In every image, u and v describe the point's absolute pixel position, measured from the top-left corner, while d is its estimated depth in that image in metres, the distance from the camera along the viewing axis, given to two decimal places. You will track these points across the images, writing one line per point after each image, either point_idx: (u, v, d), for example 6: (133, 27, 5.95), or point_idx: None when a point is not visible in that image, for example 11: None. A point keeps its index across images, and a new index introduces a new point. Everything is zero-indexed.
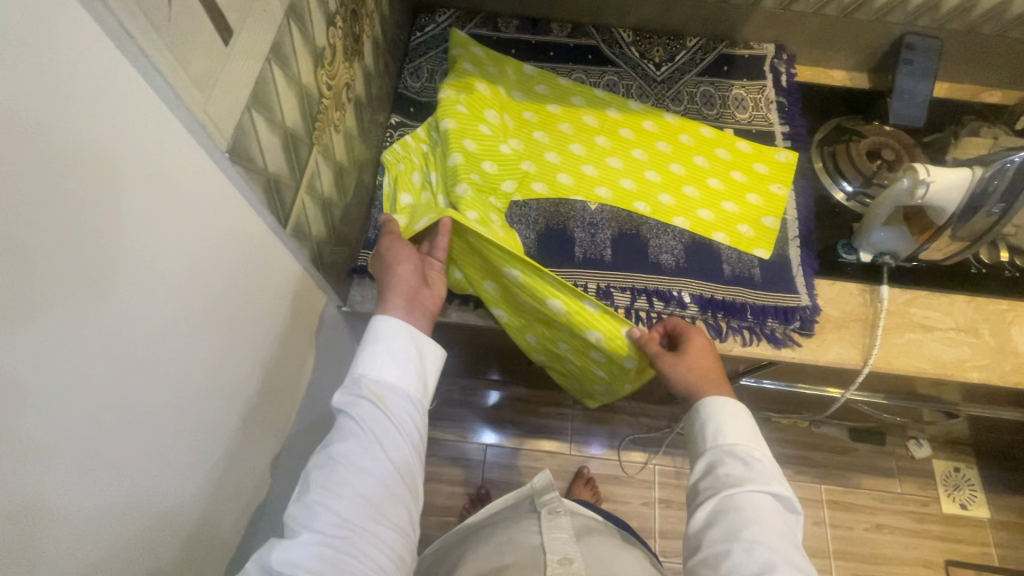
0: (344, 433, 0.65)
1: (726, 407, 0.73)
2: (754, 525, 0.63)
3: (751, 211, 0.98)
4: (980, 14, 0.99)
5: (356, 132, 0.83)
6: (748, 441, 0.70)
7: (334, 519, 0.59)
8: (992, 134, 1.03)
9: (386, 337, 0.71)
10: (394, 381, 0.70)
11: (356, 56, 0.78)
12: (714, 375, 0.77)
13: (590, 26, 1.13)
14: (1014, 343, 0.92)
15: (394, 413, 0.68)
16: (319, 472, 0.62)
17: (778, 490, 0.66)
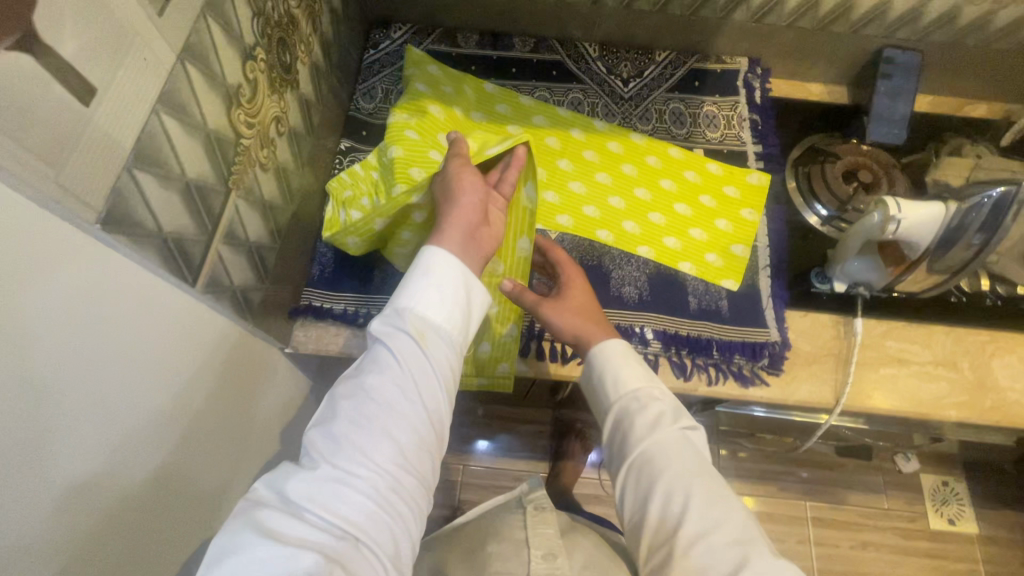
0: (377, 367, 0.62)
1: (614, 348, 0.74)
2: (665, 471, 0.64)
3: (720, 239, 0.93)
4: (962, 26, 0.94)
5: (293, 165, 0.78)
6: (641, 386, 0.72)
7: (356, 459, 0.56)
8: (975, 153, 0.98)
9: (436, 272, 0.66)
10: (435, 322, 0.65)
11: (289, 86, 0.73)
12: (583, 313, 0.78)
13: (554, 40, 1.07)
14: (993, 377, 0.88)
15: (429, 358, 0.63)
16: (347, 403, 0.59)
17: (678, 427, 0.68)
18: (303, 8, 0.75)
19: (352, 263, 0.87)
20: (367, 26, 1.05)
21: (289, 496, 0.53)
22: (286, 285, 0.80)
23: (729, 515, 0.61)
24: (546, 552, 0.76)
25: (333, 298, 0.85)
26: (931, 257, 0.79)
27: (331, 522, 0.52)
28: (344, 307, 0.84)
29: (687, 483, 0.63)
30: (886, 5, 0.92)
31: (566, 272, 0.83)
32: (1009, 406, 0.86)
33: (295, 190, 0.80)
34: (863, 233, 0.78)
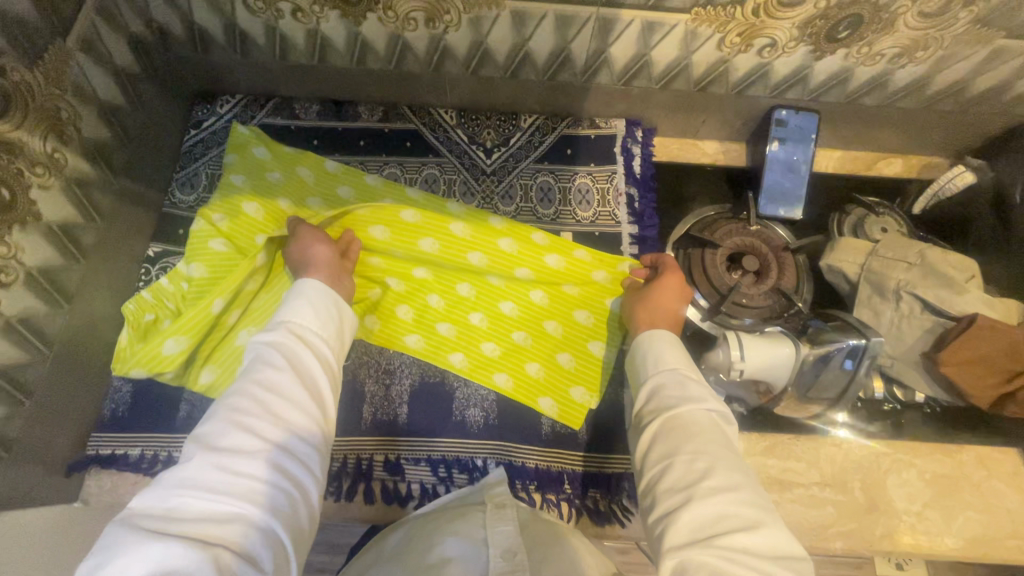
0: (256, 362, 0.57)
1: (651, 335, 0.68)
2: (684, 444, 0.55)
3: (576, 334, 0.82)
4: (859, 84, 0.81)
5: (47, 307, 0.66)
6: (684, 367, 0.64)
7: (243, 435, 0.50)
8: (880, 225, 0.85)
9: (307, 294, 0.66)
10: (313, 321, 0.63)
11: (15, 226, 0.61)
12: (670, 307, 0.74)
13: (406, 106, 0.94)
14: (888, 497, 0.77)
15: (310, 346, 0.61)
16: (215, 407, 0.53)
17: (715, 405, 0.59)
18: (31, 126, 0.62)
19: (151, 399, 0.76)
20: (188, 100, 0.90)
21: (162, 498, 0.45)
22: (57, 439, 0.70)
23: (748, 495, 0.51)
24: (505, 549, 0.54)
25: (126, 443, 0.74)
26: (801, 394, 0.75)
27: (217, 502, 0.45)
28: (140, 452, 0.74)
29: (701, 457, 0.53)
30: (766, 67, 0.79)
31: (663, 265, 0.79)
32: (904, 533, 0.75)
33: (59, 333, 0.69)
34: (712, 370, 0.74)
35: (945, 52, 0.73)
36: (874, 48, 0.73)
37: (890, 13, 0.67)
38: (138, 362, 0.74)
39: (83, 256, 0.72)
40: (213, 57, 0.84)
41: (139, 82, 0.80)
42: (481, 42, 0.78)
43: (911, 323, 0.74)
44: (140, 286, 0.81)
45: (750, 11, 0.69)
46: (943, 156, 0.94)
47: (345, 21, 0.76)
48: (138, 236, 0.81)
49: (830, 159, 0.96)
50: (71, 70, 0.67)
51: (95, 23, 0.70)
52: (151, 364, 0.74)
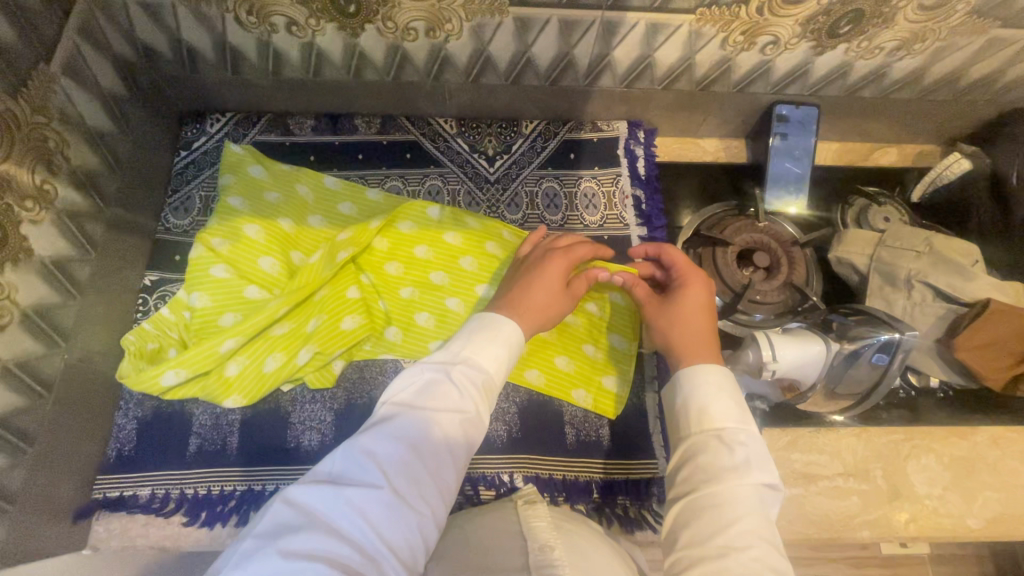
0: (434, 394, 0.53)
1: (705, 373, 0.58)
2: (720, 532, 0.48)
3: (597, 324, 0.81)
4: (858, 77, 0.82)
5: (44, 347, 0.63)
6: (733, 424, 0.54)
7: (407, 480, 0.47)
8: (883, 214, 0.86)
9: (497, 337, 0.58)
10: (498, 371, 0.57)
11: (6, 264, 0.58)
12: (705, 331, 0.63)
13: (404, 117, 0.91)
14: (909, 484, 0.78)
15: (487, 399, 0.55)
16: (388, 421, 0.51)
17: (764, 479, 0.51)
18: (18, 159, 0.59)
19: (159, 435, 0.72)
20: (175, 121, 0.87)
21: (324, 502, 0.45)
22: (61, 484, 0.66)
23: None
24: (542, 544, 0.50)
25: (134, 483, 0.70)
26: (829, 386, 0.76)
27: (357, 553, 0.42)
28: (150, 492, 0.70)
29: (738, 553, 0.47)
30: (768, 64, 0.79)
31: (681, 274, 0.68)
32: (927, 518, 0.76)
33: (57, 374, 0.65)
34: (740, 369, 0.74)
35: (941, 43, 0.75)
36: (874, 42, 0.74)
37: (891, 8, 0.68)
38: (179, 364, 0.69)
39: (78, 290, 0.68)
40: (202, 75, 0.80)
41: (125, 105, 0.77)
42: (483, 49, 0.77)
43: (924, 311, 0.76)
44: (139, 318, 0.77)
45: (754, 9, 0.69)
46: (937, 143, 0.96)
47: (342, 33, 0.74)
48: (134, 266, 0.78)
49: (828, 151, 0.97)
50: (56, 96, 0.64)
51: (78, 45, 0.67)
52: (194, 366, 0.70)
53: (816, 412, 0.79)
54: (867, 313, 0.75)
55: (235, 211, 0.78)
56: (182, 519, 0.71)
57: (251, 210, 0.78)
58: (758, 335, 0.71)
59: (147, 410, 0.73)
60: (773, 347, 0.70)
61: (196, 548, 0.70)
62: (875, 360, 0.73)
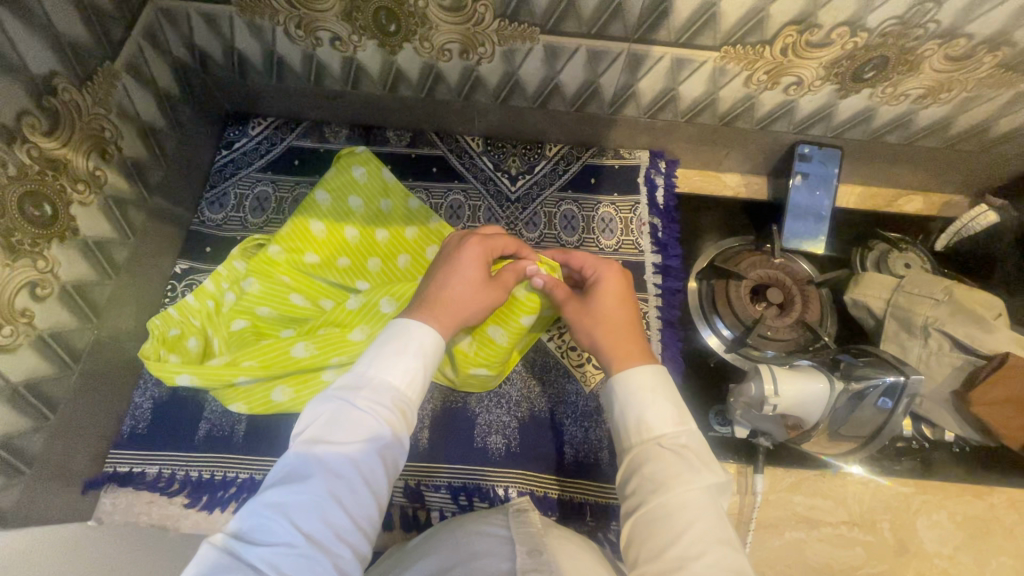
0: (343, 425, 0.50)
1: (639, 378, 0.55)
2: (673, 540, 0.46)
3: None
4: (882, 123, 0.83)
5: (77, 321, 0.67)
6: (673, 427, 0.52)
7: (320, 521, 0.45)
8: (902, 260, 0.85)
9: (401, 345, 0.55)
10: (410, 386, 0.53)
11: (54, 240, 0.62)
12: (628, 328, 0.61)
13: (434, 134, 0.95)
14: (918, 540, 0.75)
15: (403, 418, 0.52)
16: (296, 467, 0.48)
17: (712, 479, 0.49)
18: (76, 145, 0.64)
19: (171, 416, 0.75)
20: (220, 122, 0.92)
21: (240, 568, 0.42)
22: (76, 453, 0.69)
23: None
24: (532, 548, 0.51)
25: (144, 460, 0.73)
26: (833, 430, 0.74)
27: None
28: (157, 471, 0.73)
29: (693, 561, 0.45)
30: (791, 104, 0.81)
31: (597, 272, 0.66)
32: None
33: (87, 348, 0.69)
34: (743, 399, 0.74)
35: (969, 94, 0.75)
36: (899, 89, 0.75)
37: (916, 56, 0.69)
38: (198, 372, 0.69)
39: (114, 271, 0.72)
40: (250, 81, 0.86)
41: (177, 104, 0.82)
42: (513, 73, 0.80)
43: (939, 361, 0.74)
44: (166, 303, 0.81)
45: (778, 50, 0.70)
46: (963, 194, 0.95)
47: (381, 50, 0.78)
48: (166, 253, 0.82)
49: (850, 195, 0.97)
50: (116, 92, 0.69)
51: (141, 47, 0.73)
52: (212, 376, 0.70)
53: (817, 452, 0.76)
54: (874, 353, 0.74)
55: (343, 236, 0.80)
56: (184, 500, 0.73)
57: (359, 238, 0.80)
58: (763, 369, 0.70)
59: (163, 391, 0.76)
60: (776, 384, 0.69)
61: (194, 528, 0.72)
62: (883, 404, 0.70)
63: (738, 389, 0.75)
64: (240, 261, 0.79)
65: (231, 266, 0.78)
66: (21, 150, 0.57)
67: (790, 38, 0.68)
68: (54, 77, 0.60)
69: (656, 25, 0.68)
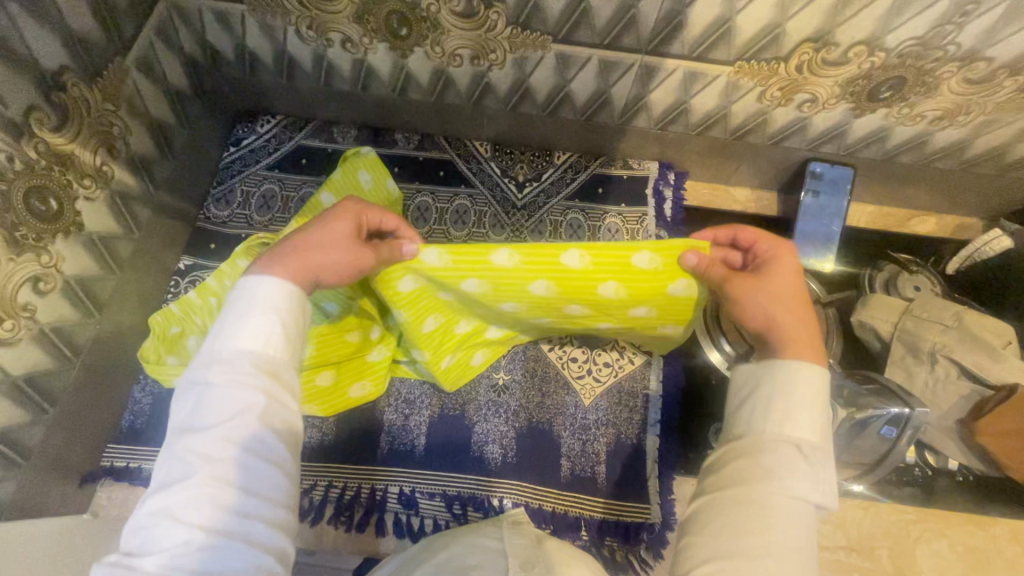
0: (204, 410, 0.43)
1: (803, 371, 0.49)
2: (759, 535, 0.42)
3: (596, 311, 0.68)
4: (897, 142, 0.81)
5: (79, 316, 0.67)
6: (815, 441, 0.46)
7: (210, 510, 0.41)
8: (912, 282, 0.84)
9: (244, 309, 0.47)
10: (270, 344, 0.47)
11: (59, 235, 0.62)
12: (795, 318, 0.53)
13: (442, 137, 0.95)
14: (917, 568, 0.74)
15: (273, 375, 0.46)
16: (171, 467, 0.42)
17: (824, 503, 0.44)
18: (85, 141, 0.64)
19: (169, 413, 0.75)
20: (230, 119, 0.92)
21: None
22: (74, 447, 0.69)
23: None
24: (525, 560, 0.51)
25: (141, 456, 0.73)
26: (835, 457, 0.73)
27: None
28: (153, 467, 0.73)
29: (776, 561, 0.41)
30: (804, 121, 0.79)
31: (766, 249, 0.57)
32: None
33: (87, 342, 0.69)
34: None
35: (987, 117, 0.74)
36: (916, 110, 0.74)
37: (934, 78, 0.68)
38: None
39: (118, 266, 0.73)
40: (260, 80, 0.86)
41: (186, 100, 0.83)
42: (524, 80, 0.80)
43: (946, 389, 0.73)
44: (168, 298, 0.81)
45: (794, 67, 0.69)
46: (976, 217, 0.93)
47: (392, 53, 0.78)
48: (170, 249, 0.82)
49: (861, 214, 0.95)
50: (126, 87, 0.69)
51: (153, 43, 0.73)
52: None
53: None
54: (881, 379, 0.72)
55: None
56: None
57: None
58: None
59: (162, 386, 0.76)
60: None
61: None
62: (887, 432, 0.70)
63: None
64: (242, 260, 0.75)
65: (230, 267, 0.76)
66: (28, 145, 0.57)
67: (805, 55, 0.67)
68: (65, 73, 0.60)
69: (669, 37, 0.68)
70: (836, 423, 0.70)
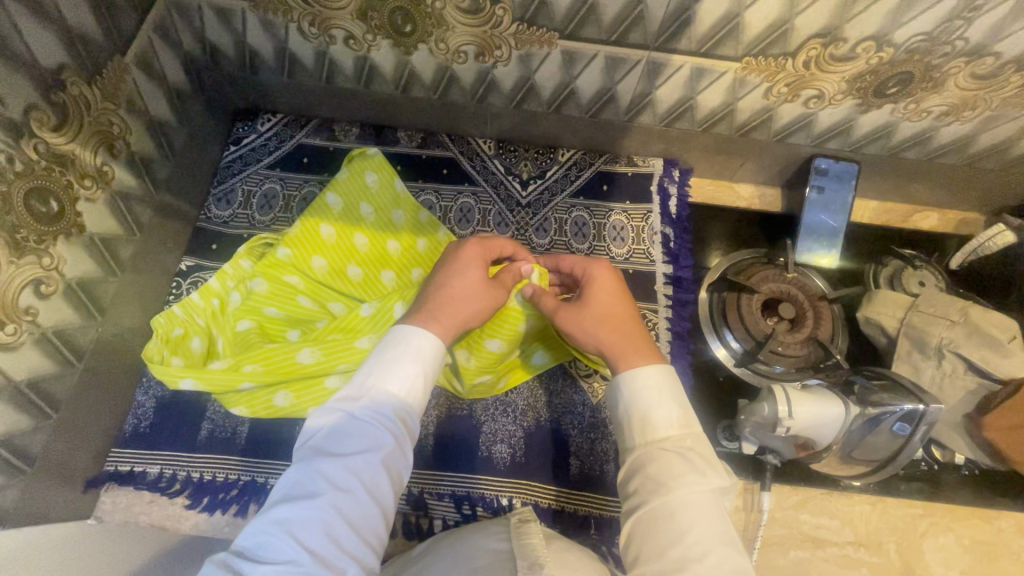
0: (345, 438, 0.49)
1: (636, 377, 0.54)
2: (677, 542, 0.46)
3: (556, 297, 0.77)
4: (902, 138, 0.81)
5: (81, 319, 0.66)
6: (677, 433, 0.52)
7: (324, 537, 0.44)
8: (916, 277, 0.85)
9: (392, 352, 0.54)
10: (411, 394, 0.53)
11: (60, 236, 0.61)
12: (630, 327, 0.60)
13: (445, 135, 0.94)
14: (924, 562, 0.74)
15: (407, 425, 0.52)
16: (301, 483, 0.47)
17: (719, 482, 0.49)
18: (84, 141, 0.63)
19: (173, 417, 0.74)
20: (229, 118, 0.91)
21: None
22: (76, 452, 0.68)
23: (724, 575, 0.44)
24: (532, 563, 0.49)
25: (145, 460, 0.72)
26: (845, 453, 0.72)
27: None
28: (158, 471, 0.72)
29: (697, 563, 0.45)
30: (811, 117, 0.79)
31: (581, 274, 0.65)
32: None
33: (89, 346, 0.68)
34: (755, 418, 0.72)
35: (993, 113, 0.74)
36: (922, 105, 0.74)
37: (941, 73, 0.68)
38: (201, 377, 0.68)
39: (119, 268, 0.71)
40: (261, 77, 0.84)
41: (186, 99, 0.81)
42: (529, 78, 0.79)
43: (953, 384, 0.73)
44: (170, 300, 0.80)
45: (802, 63, 0.69)
46: (979, 212, 0.94)
47: (395, 50, 0.77)
48: (172, 250, 0.81)
49: (864, 209, 0.95)
50: (126, 86, 0.68)
51: (152, 40, 0.71)
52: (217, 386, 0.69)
53: (828, 473, 0.75)
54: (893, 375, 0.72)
55: (355, 241, 0.79)
56: (185, 502, 0.72)
57: (369, 246, 0.79)
58: (777, 390, 0.69)
59: (165, 389, 0.75)
60: (789, 408, 0.68)
61: (193, 530, 0.71)
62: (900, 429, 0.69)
63: (750, 408, 0.74)
64: (247, 259, 0.78)
65: (238, 267, 0.77)
66: (28, 146, 0.56)
67: (814, 51, 0.67)
68: (63, 71, 0.58)
69: (677, 33, 0.67)
70: (847, 420, 0.69)
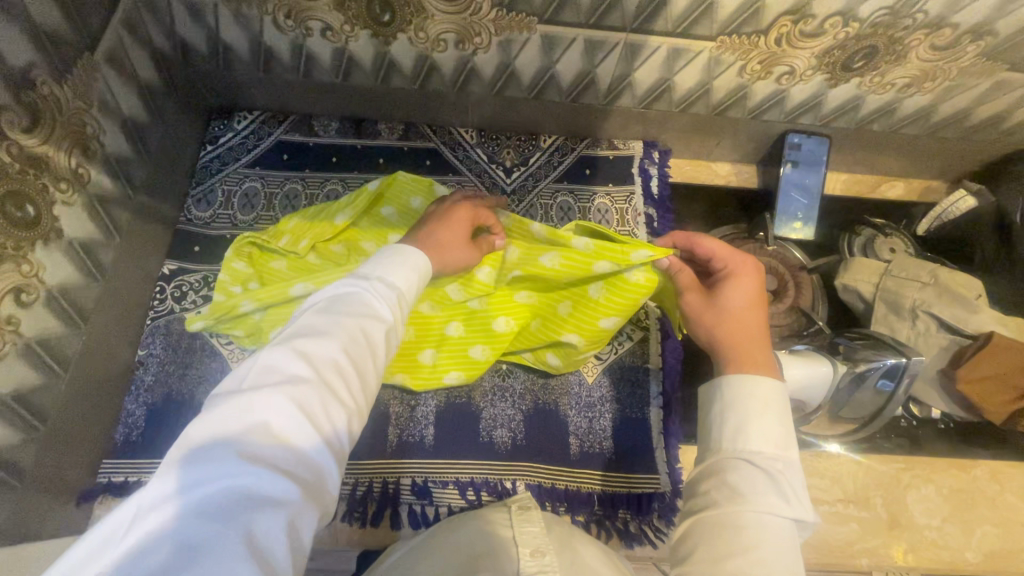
0: (349, 302, 0.48)
1: (752, 385, 0.51)
2: (738, 554, 0.43)
3: (585, 307, 0.70)
4: (868, 112, 0.85)
5: (65, 327, 0.64)
6: (770, 451, 0.48)
7: (332, 376, 0.42)
8: (887, 244, 0.88)
9: (393, 256, 0.54)
10: (410, 291, 0.53)
11: (38, 243, 0.59)
12: (758, 334, 0.57)
13: (426, 126, 0.94)
14: (908, 513, 0.78)
15: (404, 311, 0.51)
16: (307, 329, 0.45)
17: (799, 514, 0.45)
18: (57, 142, 0.61)
19: (166, 423, 0.73)
20: (204, 117, 0.89)
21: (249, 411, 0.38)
22: (66, 465, 0.65)
23: None
24: (535, 549, 0.49)
25: (139, 468, 0.70)
26: (833, 411, 0.79)
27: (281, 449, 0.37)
28: None
29: None
30: (783, 94, 0.82)
31: (724, 263, 0.62)
32: (927, 550, 0.76)
33: (75, 355, 0.66)
34: None
35: (951, 83, 0.78)
36: (886, 78, 0.77)
37: (903, 46, 0.71)
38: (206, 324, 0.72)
39: (101, 274, 0.69)
40: (236, 74, 0.83)
41: (159, 97, 0.79)
42: (509, 64, 0.79)
43: (928, 342, 0.77)
44: (154, 305, 0.78)
45: (773, 40, 0.71)
46: (942, 180, 0.98)
47: (374, 41, 0.76)
48: (154, 254, 0.79)
49: (836, 182, 0.99)
50: (96, 85, 0.66)
51: (121, 36, 0.69)
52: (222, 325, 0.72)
53: (817, 433, 0.81)
54: (875, 335, 0.77)
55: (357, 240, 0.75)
56: None
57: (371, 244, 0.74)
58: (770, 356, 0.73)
59: (156, 396, 0.74)
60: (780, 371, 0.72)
61: None
62: (881, 383, 0.75)
63: None
64: (239, 261, 0.76)
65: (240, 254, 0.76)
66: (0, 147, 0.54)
67: (784, 28, 0.69)
68: (32, 70, 0.56)
69: (654, 14, 0.68)
70: (834, 378, 0.74)
